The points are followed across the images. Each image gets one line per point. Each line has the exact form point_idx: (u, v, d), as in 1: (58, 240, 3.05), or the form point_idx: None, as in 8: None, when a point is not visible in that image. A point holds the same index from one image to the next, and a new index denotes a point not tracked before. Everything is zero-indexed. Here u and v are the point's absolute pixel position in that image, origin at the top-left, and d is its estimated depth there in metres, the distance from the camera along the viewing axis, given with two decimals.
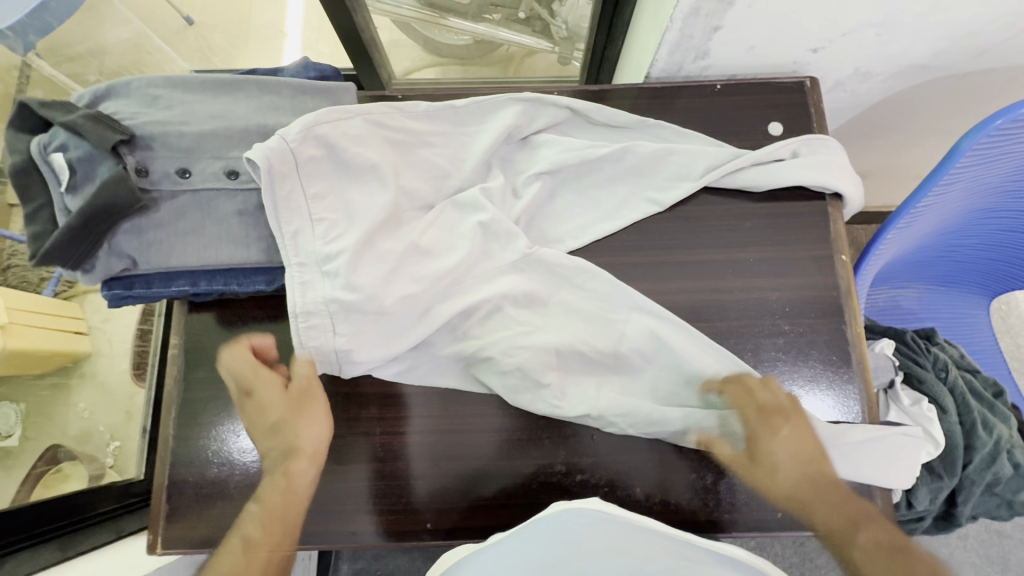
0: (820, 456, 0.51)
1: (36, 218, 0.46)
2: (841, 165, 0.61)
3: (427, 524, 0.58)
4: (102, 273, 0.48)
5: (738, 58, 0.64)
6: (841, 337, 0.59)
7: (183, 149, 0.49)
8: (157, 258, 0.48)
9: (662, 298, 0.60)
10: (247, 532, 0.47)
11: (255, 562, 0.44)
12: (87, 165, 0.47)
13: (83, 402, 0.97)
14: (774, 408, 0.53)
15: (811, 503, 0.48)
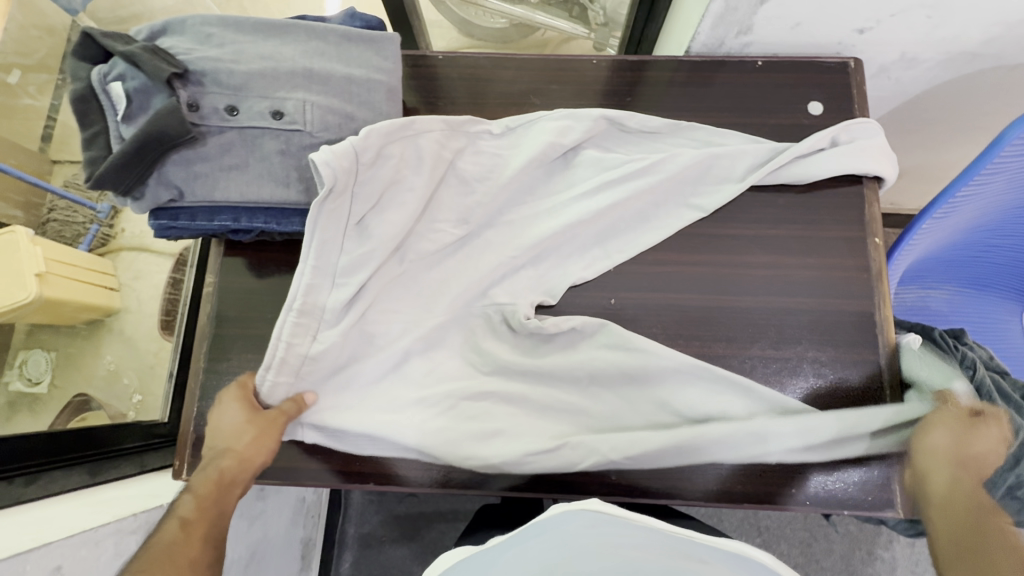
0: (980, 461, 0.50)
1: (93, 145, 0.48)
2: (879, 148, 0.59)
3: (440, 474, 0.59)
4: (150, 202, 0.50)
5: (782, 35, 0.63)
6: (869, 320, 0.58)
7: (233, 87, 0.51)
8: (203, 190, 0.50)
9: (687, 271, 0.61)
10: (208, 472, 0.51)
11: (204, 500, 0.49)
12: (143, 96, 0.48)
13: (109, 354, 1.00)
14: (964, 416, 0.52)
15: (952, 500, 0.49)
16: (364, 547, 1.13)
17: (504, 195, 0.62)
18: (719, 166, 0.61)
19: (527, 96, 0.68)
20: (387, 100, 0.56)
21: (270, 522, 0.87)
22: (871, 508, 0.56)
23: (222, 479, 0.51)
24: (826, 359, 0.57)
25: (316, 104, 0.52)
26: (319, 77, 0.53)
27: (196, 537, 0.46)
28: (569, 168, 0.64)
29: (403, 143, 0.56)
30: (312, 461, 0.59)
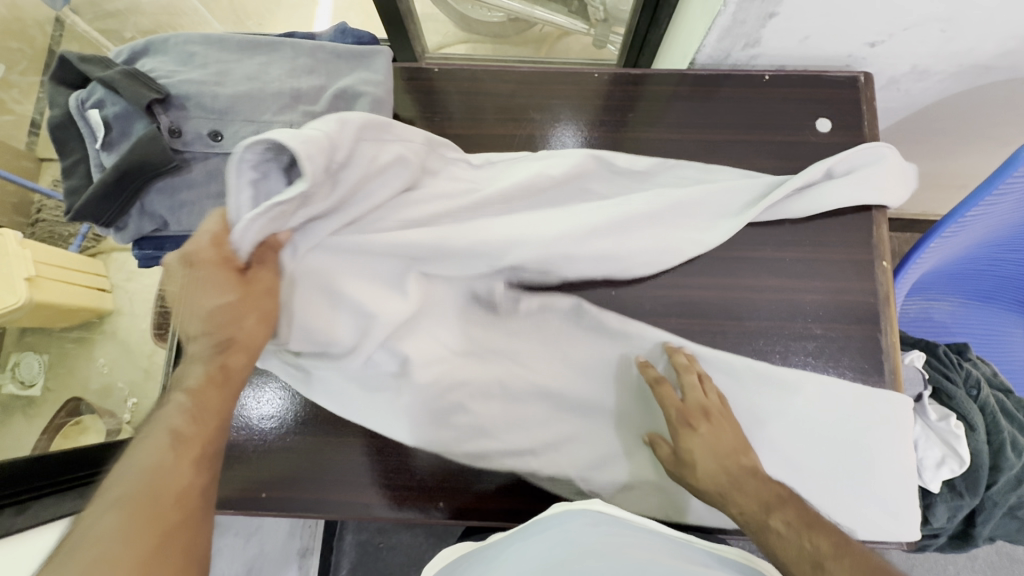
0: (738, 447, 0.52)
1: (72, 174, 0.47)
2: (888, 176, 0.58)
3: (439, 502, 0.59)
4: (134, 232, 0.49)
5: (791, 48, 0.61)
6: (876, 346, 0.57)
7: (217, 111, 0.48)
8: (188, 220, 0.48)
9: (689, 294, 0.59)
10: (173, 419, 0.43)
11: (185, 456, 0.42)
12: (122, 122, 0.46)
13: (103, 357, 0.98)
14: (696, 410, 0.54)
15: (737, 480, 0.50)
16: (362, 553, 1.13)
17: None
18: (721, 197, 0.59)
19: (527, 111, 0.66)
20: (381, 122, 0.53)
21: (266, 536, 0.87)
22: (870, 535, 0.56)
23: (214, 387, 0.45)
24: (842, 390, 0.55)
25: (305, 127, 0.50)
26: (308, 98, 0.51)
27: (187, 461, 0.42)
28: (571, 187, 0.62)
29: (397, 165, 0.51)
30: (305, 492, 0.58)
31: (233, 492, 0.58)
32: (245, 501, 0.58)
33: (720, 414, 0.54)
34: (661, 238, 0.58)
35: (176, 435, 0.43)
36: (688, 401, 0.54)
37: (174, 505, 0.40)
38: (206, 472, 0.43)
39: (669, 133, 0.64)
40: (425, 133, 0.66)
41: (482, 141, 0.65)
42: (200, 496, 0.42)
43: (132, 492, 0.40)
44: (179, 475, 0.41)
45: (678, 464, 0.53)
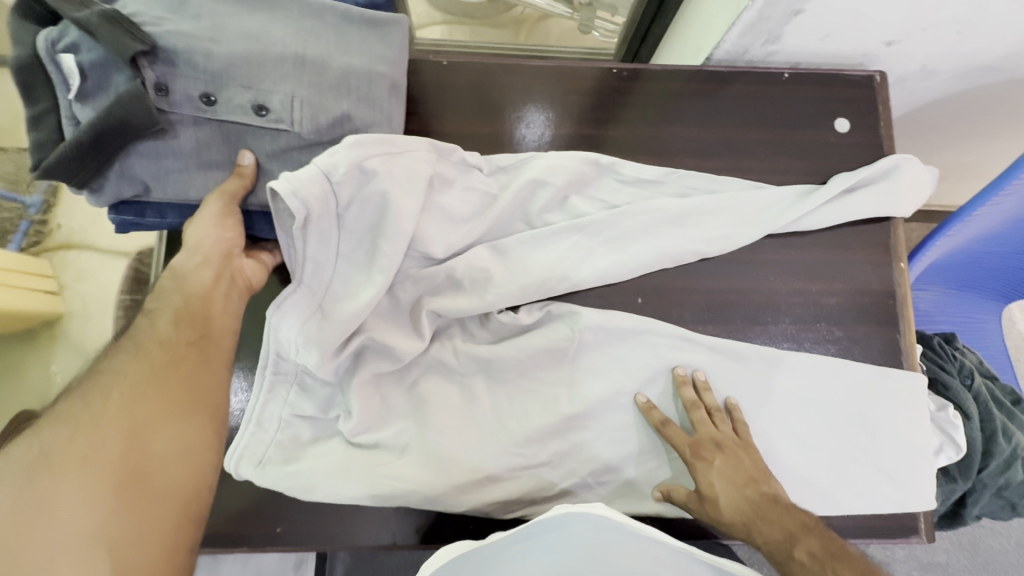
0: (755, 474, 0.52)
1: (41, 124, 0.42)
2: (907, 188, 0.58)
3: (470, 525, 0.55)
4: (111, 196, 0.45)
5: (810, 45, 0.60)
6: (895, 347, 0.58)
7: (210, 73, 0.44)
8: (174, 188, 0.46)
9: (714, 299, 0.58)
10: (157, 323, 0.44)
11: (158, 355, 0.42)
12: (99, 72, 0.41)
13: (57, 364, 0.88)
14: (709, 442, 0.53)
15: (756, 517, 0.50)
16: (354, 559, 1.09)
17: (521, 213, 0.58)
18: (744, 203, 0.58)
19: (541, 107, 0.62)
20: (391, 98, 0.49)
21: (261, 555, 0.82)
22: (893, 533, 0.56)
23: (194, 344, 0.44)
24: (864, 392, 0.56)
25: (306, 100, 0.46)
26: (312, 66, 0.46)
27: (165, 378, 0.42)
28: (598, 181, 0.59)
29: (390, 160, 0.48)
30: (322, 522, 0.54)
31: (236, 527, 0.53)
32: (256, 537, 0.53)
33: (735, 445, 0.53)
34: (689, 242, 0.57)
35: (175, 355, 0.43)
36: (699, 434, 0.53)
37: (124, 424, 0.39)
38: (180, 372, 0.43)
39: (688, 131, 0.62)
40: (433, 131, 0.61)
41: (495, 139, 0.61)
42: (188, 392, 0.42)
43: (103, 398, 0.39)
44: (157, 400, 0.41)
45: (700, 500, 0.52)
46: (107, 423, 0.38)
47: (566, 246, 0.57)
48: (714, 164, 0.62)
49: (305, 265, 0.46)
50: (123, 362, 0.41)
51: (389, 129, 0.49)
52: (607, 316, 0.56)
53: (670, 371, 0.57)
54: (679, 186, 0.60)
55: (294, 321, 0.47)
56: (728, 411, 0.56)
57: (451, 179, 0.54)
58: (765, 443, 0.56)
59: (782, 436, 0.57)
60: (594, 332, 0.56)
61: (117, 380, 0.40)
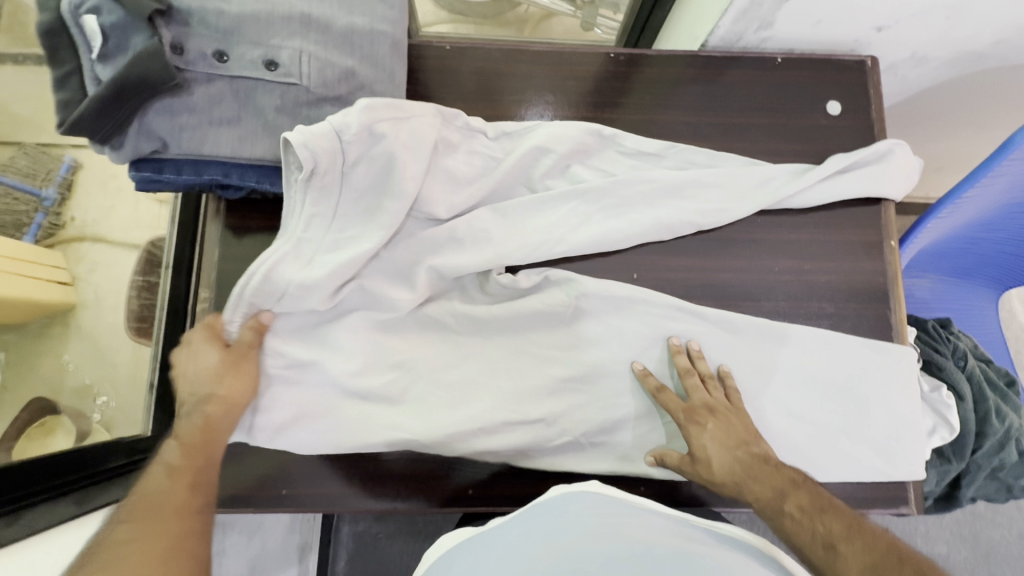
0: (746, 436, 0.54)
1: (66, 86, 0.42)
2: (900, 169, 0.60)
3: (468, 491, 0.57)
4: (131, 153, 0.44)
5: (802, 31, 0.61)
6: (885, 323, 0.59)
7: (222, 30, 0.44)
8: (190, 144, 0.45)
9: (707, 276, 0.60)
10: (167, 459, 0.46)
11: (184, 492, 0.44)
12: (121, 34, 0.41)
13: (69, 354, 0.88)
14: (702, 407, 0.55)
15: (746, 475, 0.51)
16: (358, 544, 1.11)
17: (523, 177, 0.59)
18: (734, 182, 0.59)
19: (541, 92, 0.64)
20: (392, 56, 0.49)
21: (267, 532, 0.84)
22: (883, 503, 0.58)
23: (186, 451, 0.47)
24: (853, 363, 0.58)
25: (315, 55, 0.45)
26: (318, 24, 0.46)
27: (184, 484, 0.45)
28: (601, 153, 0.61)
29: (398, 122, 0.50)
30: (327, 485, 0.56)
31: (244, 491, 0.55)
32: (265, 499, 0.55)
33: (728, 409, 0.55)
34: (685, 212, 0.59)
35: (173, 466, 0.46)
36: (693, 400, 0.55)
37: (173, 515, 0.42)
38: (183, 516, 0.42)
39: (684, 115, 0.64)
40: None
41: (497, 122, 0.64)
42: (196, 512, 0.43)
43: (135, 508, 0.42)
44: (178, 494, 0.44)
45: (693, 462, 0.53)
46: (145, 531, 0.40)
47: (558, 215, 0.58)
48: (709, 148, 0.63)
49: (304, 219, 0.48)
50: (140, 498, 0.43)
51: (393, 86, 0.50)
52: (602, 282, 0.58)
53: (665, 340, 0.58)
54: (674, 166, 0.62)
55: (293, 269, 0.48)
56: (720, 378, 0.58)
57: (456, 144, 0.57)
58: (759, 412, 0.58)
59: (774, 407, 0.58)
60: (590, 297, 0.58)
61: (127, 524, 0.40)
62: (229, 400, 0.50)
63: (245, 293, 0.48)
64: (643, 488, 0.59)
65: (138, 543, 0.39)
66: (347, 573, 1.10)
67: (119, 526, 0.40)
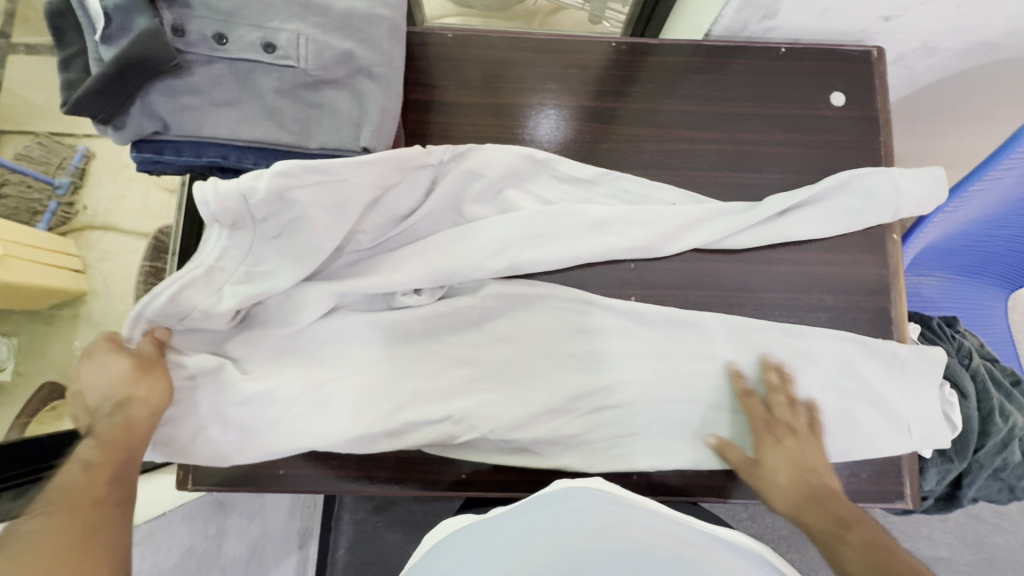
0: (819, 466, 0.52)
1: (71, 66, 0.43)
2: (871, 207, 0.58)
3: (463, 475, 0.56)
4: (133, 132, 0.45)
5: (808, 21, 0.60)
6: (885, 316, 0.58)
7: (223, 13, 0.45)
8: (190, 125, 0.45)
9: (705, 266, 0.59)
10: (86, 453, 0.43)
11: (103, 488, 0.42)
12: (123, 15, 0.42)
13: (79, 339, 0.90)
14: (784, 425, 0.53)
15: (806, 503, 0.50)
16: (358, 532, 1.12)
17: (453, 203, 0.57)
18: (686, 213, 0.58)
19: (542, 81, 0.64)
20: (390, 40, 0.49)
21: (268, 516, 0.85)
22: (881, 499, 0.57)
23: (103, 447, 0.44)
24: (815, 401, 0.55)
25: (313, 38, 0.46)
26: (318, 8, 0.47)
27: (101, 481, 0.42)
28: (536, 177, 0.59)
29: (322, 188, 0.46)
30: (320, 467, 0.56)
31: (235, 470, 0.55)
32: (258, 478, 0.55)
33: (808, 433, 0.53)
34: (610, 247, 0.57)
35: (91, 462, 0.43)
36: (776, 415, 0.54)
37: (91, 512, 0.40)
38: (98, 522, 0.40)
39: (686, 105, 0.63)
40: (436, 100, 0.63)
41: (497, 110, 0.64)
42: (114, 510, 0.41)
43: (45, 506, 0.40)
44: (95, 488, 0.41)
45: (754, 468, 0.53)
46: (49, 535, 0.38)
47: (488, 233, 0.55)
48: (710, 138, 0.63)
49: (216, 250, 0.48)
50: (55, 492, 0.41)
51: (392, 70, 0.49)
52: (522, 282, 0.57)
53: (726, 362, 0.56)
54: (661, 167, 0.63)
55: (198, 297, 0.48)
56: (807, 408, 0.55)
57: (404, 177, 0.53)
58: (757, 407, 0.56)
59: None
60: (496, 298, 0.56)
61: (33, 528, 0.38)
62: (155, 399, 0.47)
63: (147, 312, 0.48)
64: (637, 477, 0.57)
65: (39, 550, 0.37)
66: (346, 560, 1.11)
67: (23, 525, 0.39)
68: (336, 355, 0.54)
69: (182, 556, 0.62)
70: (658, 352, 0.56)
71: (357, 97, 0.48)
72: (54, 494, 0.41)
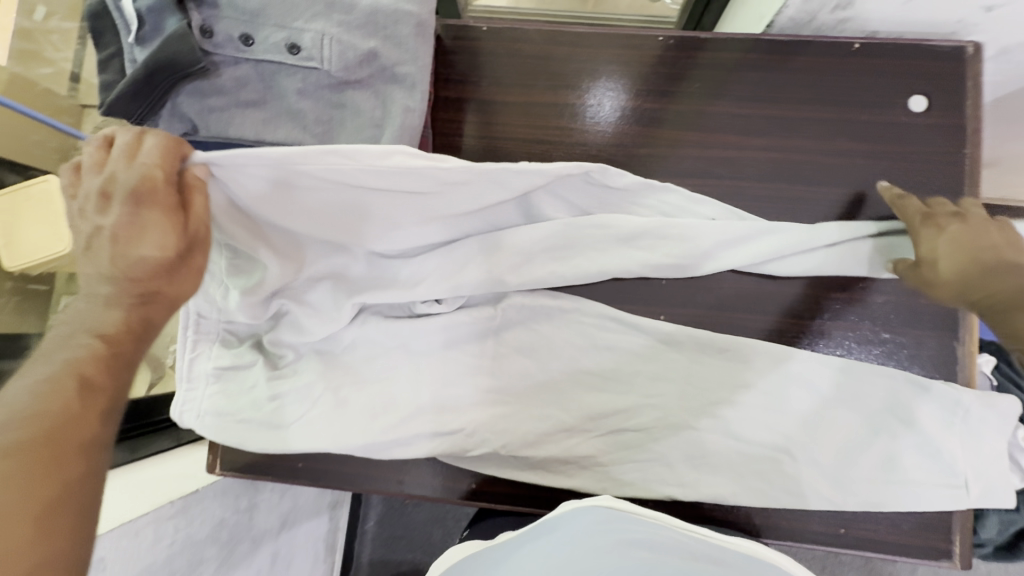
0: (998, 243, 0.46)
1: (109, 68, 0.44)
2: None
3: (472, 484, 0.57)
4: (164, 133, 0.46)
5: (890, 11, 0.53)
6: (950, 353, 0.52)
7: (249, 12, 0.44)
8: (216, 126, 0.46)
9: (747, 287, 0.55)
10: (83, 361, 0.38)
11: (96, 422, 0.37)
12: (156, 17, 0.42)
13: None
14: (943, 211, 0.49)
15: (984, 275, 0.45)
16: (387, 508, 1.16)
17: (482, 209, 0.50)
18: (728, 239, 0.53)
19: (580, 76, 0.60)
20: (416, 37, 0.46)
21: (299, 491, 0.90)
22: (923, 554, 0.52)
23: (102, 361, 0.39)
24: (863, 445, 0.51)
25: (336, 38, 0.44)
26: (342, 4, 0.45)
27: (96, 409, 0.37)
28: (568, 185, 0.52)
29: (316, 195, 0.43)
30: (338, 463, 0.57)
31: (260, 458, 0.58)
32: (279, 467, 0.58)
33: (980, 221, 0.47)
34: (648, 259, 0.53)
35: (86, 378, 0.38)
36: (933, 206, 0.49)
37: (74, 455, 0.35)
38: (80, 478, 0.35)
39: (739, 106, 0.58)
40: (468, 97, 0.61)
41: (532, 108, 0.60)
42: (102, 451, 0.37)
43: (24, 425, 0.34)
44: (86, 423, 0.36)
45: (915, 265, 0.48)
46: (26, 479, 0.33)
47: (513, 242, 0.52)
48: (763, 144, 0.57)
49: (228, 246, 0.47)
50: (33, 402, 0.36)
51: (417, 68, 0.47)
52: (539, 294, 0.54)
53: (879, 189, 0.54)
54: (710, 171, 0.58)
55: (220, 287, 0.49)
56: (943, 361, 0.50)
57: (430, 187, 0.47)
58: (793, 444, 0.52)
59: (812, 444, 0.51)
60: (519, 309, 0.54)
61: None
62: (172, 304, 0.42)
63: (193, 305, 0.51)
64: (653, 503, 0.55)
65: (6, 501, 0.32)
66: (375, 534, 1.16)
67: None
68: (354, 359, 0.54)
69: (215, 528, 0.67)
70: (684, 376, 0.53)
71: (381, 98, 0.46)
72: (30, 411, 0.35)
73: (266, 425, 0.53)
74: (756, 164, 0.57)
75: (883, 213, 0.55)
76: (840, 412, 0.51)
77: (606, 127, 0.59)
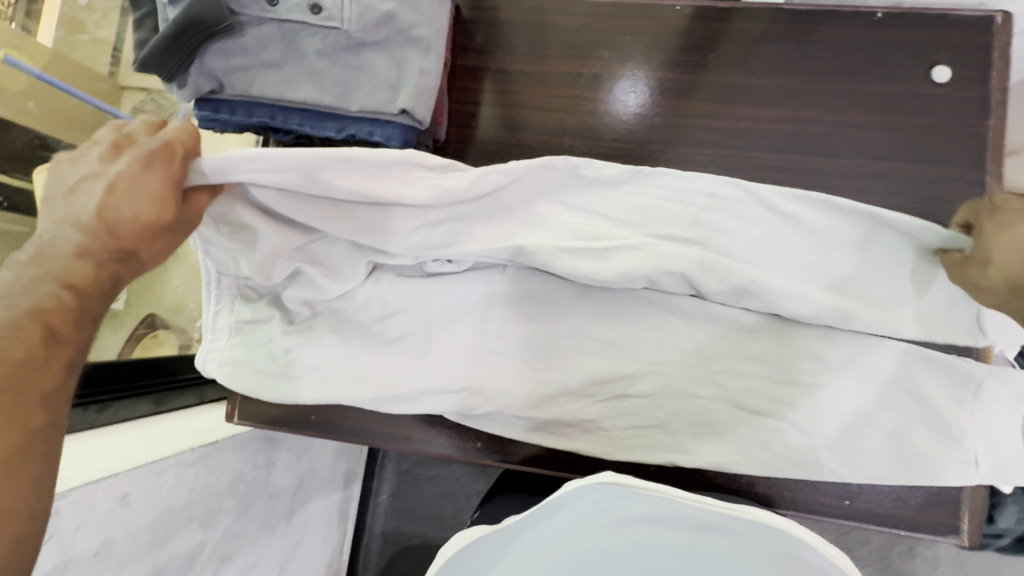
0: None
1: (143, 27, 0.47)
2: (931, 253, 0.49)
3: (478, 443, 0.59)
4: (192, 91, 0.48)
5: None
6: None
7: None
8: (240, 84, 0.48)
9: None
10: (45, 305, 0.39)
11: (60, 370, 0.39)
12: None
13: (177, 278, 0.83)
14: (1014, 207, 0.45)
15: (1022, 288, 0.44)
16: (400, 481, 1.18)
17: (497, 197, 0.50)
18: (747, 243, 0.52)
19: (595, 47, 0.61)
20: (433, 2, 0.48)
21: (315, 456, 0.93)
22: (928, 530, 0.51)
23: (68, 312, 0.39)
24: (870, 420, 0.50)
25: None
26: None
27: (59, 357, 0.39)
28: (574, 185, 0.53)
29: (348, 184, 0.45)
30: (350, 418, 0.60)
31: (279, 411, 0.61)
32: (295, 420, 0.61)
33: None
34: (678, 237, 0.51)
35: (52, 328, 0.39)
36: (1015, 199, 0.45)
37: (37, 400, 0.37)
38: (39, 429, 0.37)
39: (755, 77, 0.57)
40: (485, 67, 0.62)
41: (547, 79, 0.61)
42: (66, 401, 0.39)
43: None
44: (50, 372, 0.38)
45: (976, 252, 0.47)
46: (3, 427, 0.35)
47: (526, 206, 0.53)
48: (779, 115, 0.57)
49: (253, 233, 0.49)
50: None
51: (432, 31, 0.48)
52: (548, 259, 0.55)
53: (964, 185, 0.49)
54: (723, 143, 0.58)
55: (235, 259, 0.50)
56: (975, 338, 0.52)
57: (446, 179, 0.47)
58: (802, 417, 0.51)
59: (820, 417, 0.51)
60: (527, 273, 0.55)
61: None
62: (143, 269, 0.42)
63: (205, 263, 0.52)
64: (654, 469, 0.56)
65: None
66: (387, 506, 1.18)
67: None
68: (366, 318, 0.56)
69: (234, 480, 0.70)
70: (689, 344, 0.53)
71: (397, 61, 0.48)
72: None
73: (281, 376, 0.56)
74: (771, 135, 0.57)
75: (900, 187, 0.54)
76: (849, 382, 0.50)
77: (636, 106, 0.59)
